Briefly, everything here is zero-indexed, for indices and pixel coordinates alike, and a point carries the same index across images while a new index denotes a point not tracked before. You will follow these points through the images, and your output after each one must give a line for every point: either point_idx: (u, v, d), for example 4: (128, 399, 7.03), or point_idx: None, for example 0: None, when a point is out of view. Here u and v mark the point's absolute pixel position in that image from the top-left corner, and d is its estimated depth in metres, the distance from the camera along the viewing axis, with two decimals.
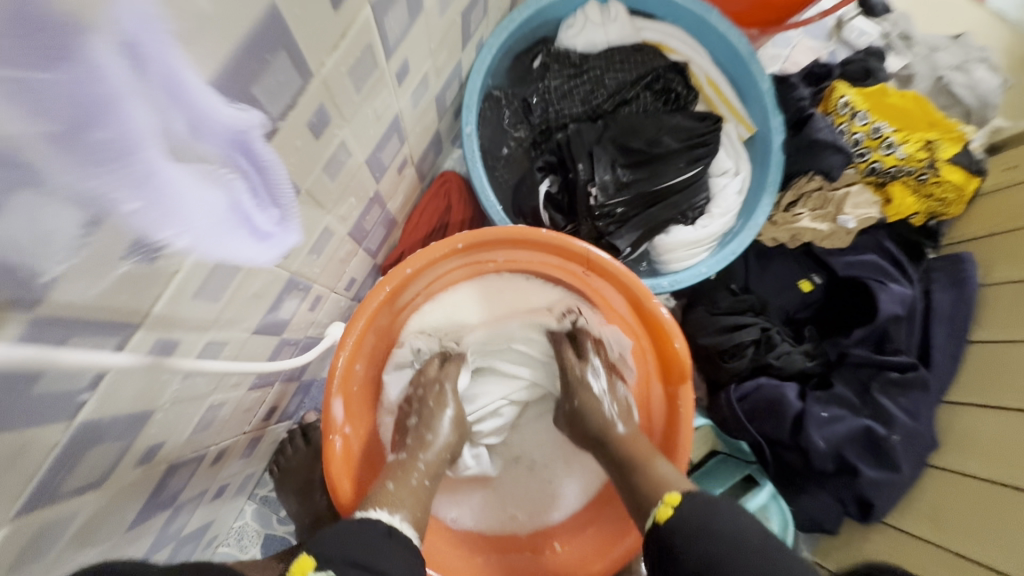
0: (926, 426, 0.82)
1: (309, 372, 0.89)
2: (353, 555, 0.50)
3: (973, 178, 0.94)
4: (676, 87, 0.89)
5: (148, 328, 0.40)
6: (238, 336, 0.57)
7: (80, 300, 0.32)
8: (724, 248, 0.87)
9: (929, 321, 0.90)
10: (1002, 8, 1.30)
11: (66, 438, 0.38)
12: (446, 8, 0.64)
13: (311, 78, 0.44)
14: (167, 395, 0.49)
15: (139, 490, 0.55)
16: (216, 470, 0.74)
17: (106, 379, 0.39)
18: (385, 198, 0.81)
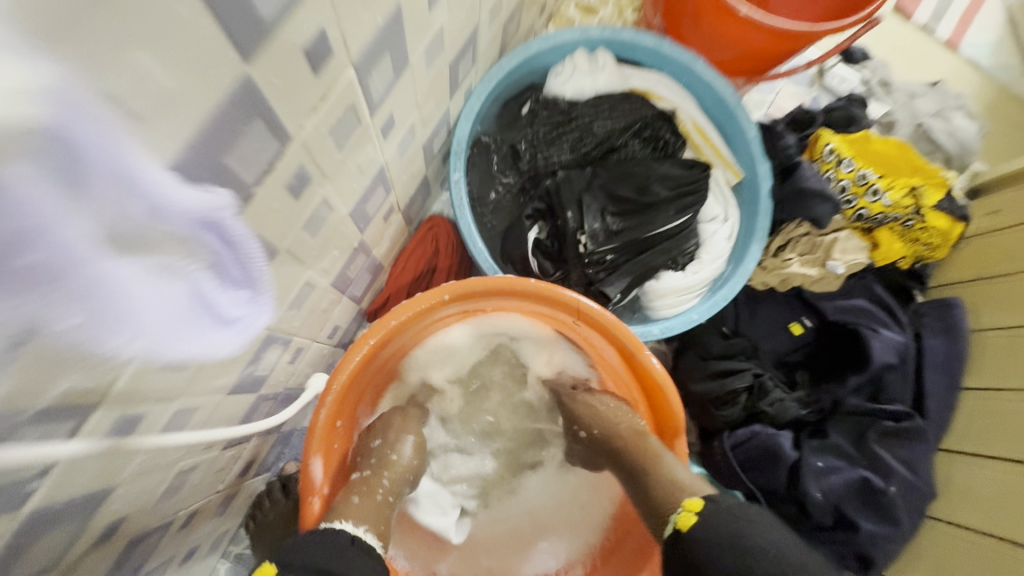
0: (925, 479, 0.80)
1: (290, 422, 0.86)
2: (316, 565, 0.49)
3: (958, 223, 0.96)
4: (664, 135, 0.90)
5: (105, 408, 0.37)
6: (211, 399, 0.54)
7: (29, 393, 0.30)
8: (715, 294, 0.86)
9: (925, 368, 0.88)
10: (974, 56, 1.35)
11: (8, 531, 0.35)
12: (432, 62, 0.64)
13: (289, 142, 0.42)
14: (127, 470, 0.45)
15: (97, 569, 0.51)
16: (186, 534, 0.70)
17: (57, 466, 0.36)
18: (371, 245, 0.79)
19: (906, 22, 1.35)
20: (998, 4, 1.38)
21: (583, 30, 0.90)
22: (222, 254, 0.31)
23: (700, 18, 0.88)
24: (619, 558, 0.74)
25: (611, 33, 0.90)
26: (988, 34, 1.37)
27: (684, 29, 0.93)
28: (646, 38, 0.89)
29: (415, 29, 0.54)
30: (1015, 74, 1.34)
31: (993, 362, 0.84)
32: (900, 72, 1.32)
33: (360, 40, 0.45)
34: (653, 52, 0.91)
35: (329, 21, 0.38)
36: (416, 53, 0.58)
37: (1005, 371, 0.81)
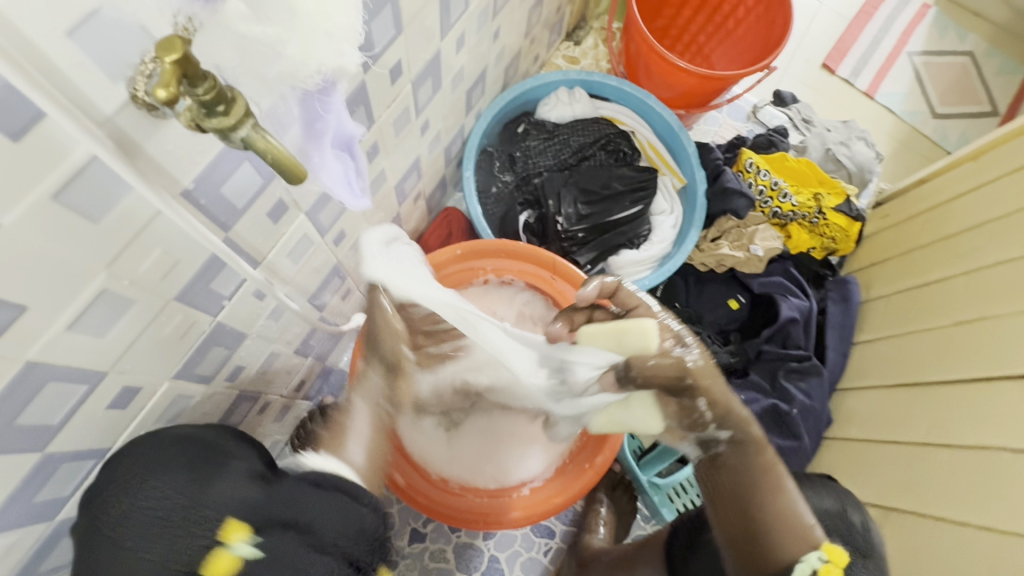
0: (819, 404, 1.06)
1: (332, 358, 1.09)
2: (277, 516, 0.58)
3: (855, 222, 1.22)
4: (623, 148, 1.20)
5: (263, 266, 0.64)
6: (299, 299, 0.80)
7: (244, 232, 0.56)
8: (662, 266, 1.13)
9: (825, 328, 1.15)
10: (888, 103, 1.67)
11: (208, 329, 0.61)
12: (456, 87, 0.94)
13: (373, 123, 0.71)
14: (256, 325, 0.70)
15: (220, 405, 0.75)
16: (259, 422, 0.93)
17: (238, 293, 0.61)
18: (403, 220, 1.07)
19: (831, 75, 1.69)
20: (905, 63, 1.72)
21: (564, 73, 1.21)
22: (355, 150, 0.48)
23: (650, 67, 1.20)
24: (583, 453, 0.95)
25: (585, 76, 1.22)
26: (899, 86, 1.70)
27: (640, 76, 1.25)
28: (610, 80, 1.21)
29: (447, 63, 0.84)
30: (921, 117, 1.66)
31: (878, 322, 1.12)
32: (826, 113, 1.64)
33: (416, 66, 0.74)
34: (616, 89, 1.22)
35: (403, 54, 0.68)
36: (446, 79, 0.87)
37: (883, 326, 1.09)
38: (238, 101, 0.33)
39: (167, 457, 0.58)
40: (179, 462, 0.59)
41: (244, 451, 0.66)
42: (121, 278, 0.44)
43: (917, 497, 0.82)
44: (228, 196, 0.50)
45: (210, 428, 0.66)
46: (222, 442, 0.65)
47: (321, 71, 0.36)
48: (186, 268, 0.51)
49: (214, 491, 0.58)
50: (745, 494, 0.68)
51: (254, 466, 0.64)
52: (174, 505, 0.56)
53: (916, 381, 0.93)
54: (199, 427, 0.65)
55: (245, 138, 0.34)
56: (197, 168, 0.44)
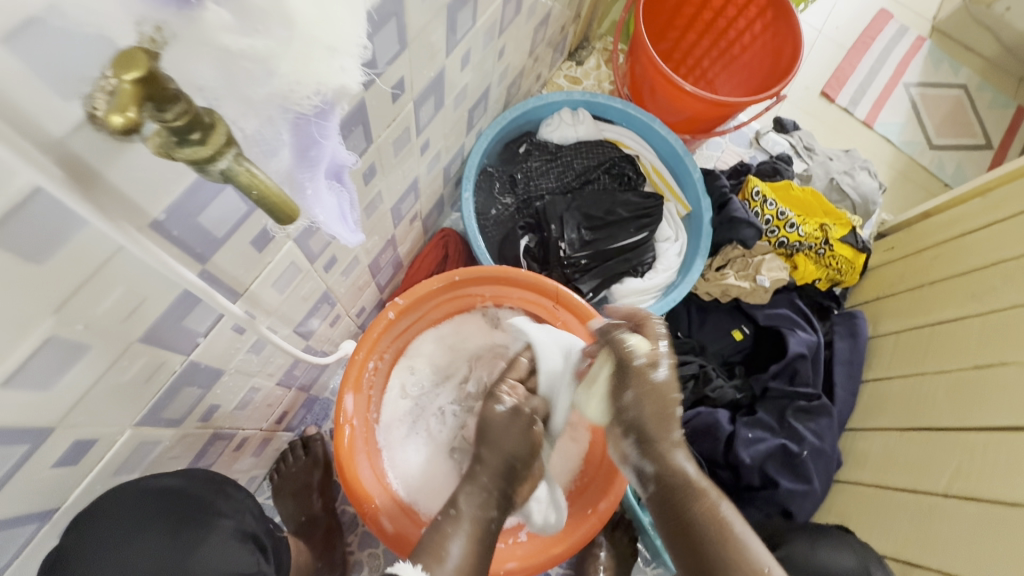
0: (830, 445, 1.01)
1: (318, 387, 1.02)
2: None
3: (860, 254, 1.21)
4: (628, 172, 1.16)
5: (244, 298, 0.58)
6: (283, 329, 0.73)
7: (225, 263, 0.50)
8: (666, 295, 1.08)
9: (833, 364, 1.11)
10: (887, 132, 1.67)
11: (179, 369, 0.54)
12: (458, 105, 0.89)
13: (371, 143, 0.65)
14: (234, 361, 0.64)
15: (191, 447, 0.67)
16: (234, 459, 0.86)
17: (215, 329, 0.55)
18: (398, 242, 1.01)
19: (831, 103, 1.68)
20: (903, 93, 1.73)
21: (568, 93, 1.18)
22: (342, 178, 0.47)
23: (656, 90, 1.16)
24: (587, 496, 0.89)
25: (589, 97, 1.18)
26: (897, 116, 1.70)
27: (646, 99, 1.22)
28: (615, 102, 1.17)
29: (451, 81, 0.80)
30: (919, 148, 1.66)
31: (886, 359, 1.08)
32: (826, 141, 1.63)
33: (419, 84, 0.69)
34: (620, 112, 1.19)
35: (406, 71, 0.63)
36: (448, 98, 0.83)
37: (893, 364, 1.06)
38: (218, 127, 0.27)
39: (152, 518, 0.57)
40: (167, 519, 0.58)
41: (235, 506, 0.66)
42: (74, 322, 0.38)
43: (944, 556, 0.77)
44: (206, 226, 0.44)
45: (203, 480, 0.64)
46: (211, 498, 0.63)
47: (319, 90, 0.30)
48: (153, 307, 0.44)
49: (201, 557, 0.60)
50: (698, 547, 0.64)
51: (244, 526, 0.66)
52: (160, 565, 0.57)
53: (932, 425, 0.90)
54: (190, 477, 0.62)
55: (224, 171, 0.28)
56: (168, 196, 0.38)
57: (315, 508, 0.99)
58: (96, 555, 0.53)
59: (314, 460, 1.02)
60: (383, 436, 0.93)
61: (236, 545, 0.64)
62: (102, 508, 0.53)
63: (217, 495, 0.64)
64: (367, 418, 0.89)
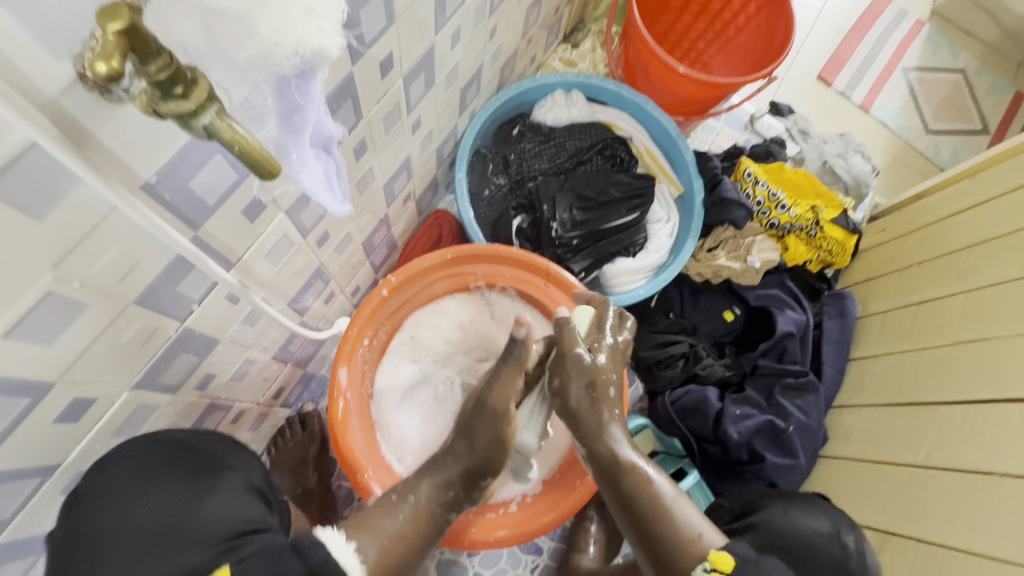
0: (816, 422, 1.03)
1: (314, 364, 1.04)
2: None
3: (850, 236, 1.21)
4: (620, 154, 1.17)
5: (237, 268, 0.59)
6: (278, 303, 0.75)
7: (217, 230, 0.52)
8: (657, 275, 1.10)
9: (821, 343, 1.13)
10: (883, 117, 1.67)
11: (174, 335, 0.56)
12: (449, 84, 0.90)
13: (361, 119, 0.66)
14: (228, 331, 0.65)
15: (188, 416, 0.70)
16: (232, 431, 0.88)
17: (209, 297, 0.57)
18: (392, 222, 1.02)
19: (827, 87, 1.68)
20: (900, 78, 1.72)
21: (561, 75, 1.18)
22: (330, 142, 0.49)
23: (649, 72, 1.17)
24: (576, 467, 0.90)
25: (582, 79, 1.19)
26: (894, 101, 1.70)
27: (639, 80, 1.23)
28: (608, 84, 1.18)
29: (442, 59, 0.80)
30: (914, 132, 1.66)
31: (873, 338, 1.10)
32: (821, 125, 1.63)
33: (409, 60, 0.70)
34: (614, 94, 1.20)
35: (395, 47, 0.64)
36: (439, 76, 0.84)
37: (879, 342, 1.07)
38: (200, 82, 0.29)
39: (163, 465, 0.59)
40: (179, 468, 0.60)
41: (243, 461, 0.67)
42: (71, 280, 0.39)
43: (920, 524, 0.79)
44: (197, 191, 0.46)
45: (209, 435, 0.66)
46: (218, 452, 0.65)
47: (299, 51, 0.32)
48: (147, 270, 0.46)
49: (212, 498, 0.59)
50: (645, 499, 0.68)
51: (253, 480, 0.66)
52: (168, 509, 0.57)
53: (913, 400, 0.92)
54: (199, 433, 0.65)
55: (207, 126, 0.30)
56: (159, 159, 0.40)
57: (310, 481, 1.02)
58: (110, 500, 0.56)
59: (311, 435, 1.04)
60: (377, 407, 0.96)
61: (245, 494, 0.63)
62: (118, 454, 0.57)
63: (223, 449, 0.66)
64: (362, 393, 0.92)
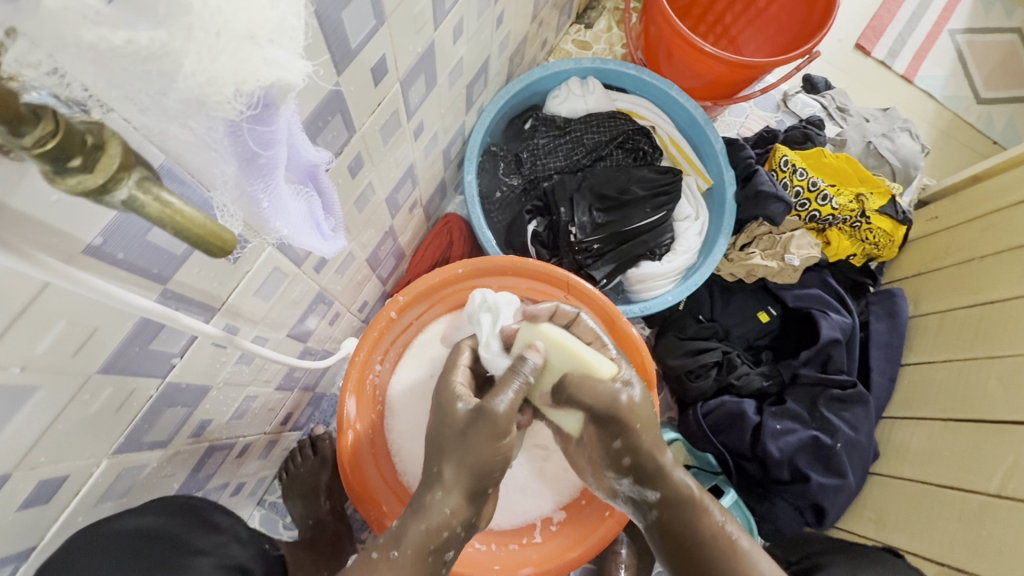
0: (866, 437, 0.95)
1: (323, 384, 0.98)
2: None
3: (899, 226, 1.10)
4: (643, 147, 1.08)
5: (221, 312, 0.53)
6: (274, 336, 0.69)
7: (192, 279, 0.45)
8: (686, 279, 1.01)
9: (869, 347, 1.04)
10: (929, 87, 1.52)
11: (156, 394, 0.50)
12: (453, 82, 0.81)
13: (354, 134, 0.59)
14: (221, 376, 0.59)
15: (185, 463, 0.65)
16: (238, 465, 0.83)
17: (191, 349, 0.50)
18: (398, 232, 0.95)
19: (867, 57, 1.53)
20: (948, 42, 1.57)
21: (576, 61, 1.08)
22: (317, 172, 0.42)
23: (673, 53, 1.06)
24: None
25: (599, 64, 1.09)
26: (941, 67, 1.54)
27: (662, 63, 1.12)
28: (628, 68, 1.08)
29: (443, 56, 0.72)
30: (965, 103, 1.51)
31: (929, 341, 1.00)
32: (860, 100, 1.50)
33: (405, 62, 0.61)
34: (634, 79, 1.10)
35: (388, 49, 0.55)
36: (442, 74, 0.75)
37: (937, 347, 0.98)
38: (108, 147, 0.23)
39: (133, 556, 0.55)
40: (141, 560, 0.56)
41: (215, 540, 0.64)
42: (9, 365, 0.34)
43: (996, 562, 0.71)
44: (160, 244, 0.39)
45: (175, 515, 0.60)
46: (187, 533, 0.61)
47: (243, 92, 0.25)
48: (107, 336, 0.40)
49: None
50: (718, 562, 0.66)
51: (225, 561, 0.63)
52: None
53: (981, 417, 0.83)
54: (164, 514, 0.60)
55: (126, 202, 0.24)
56: (101, 215, 0.34)
57: (323, 510, 0.98)
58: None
59: (322, 460, 1.00)
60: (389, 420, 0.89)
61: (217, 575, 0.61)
62: (76, 553, 0.51)
63: (196, 530, 0.63)
64: (373, 419, 0.86)
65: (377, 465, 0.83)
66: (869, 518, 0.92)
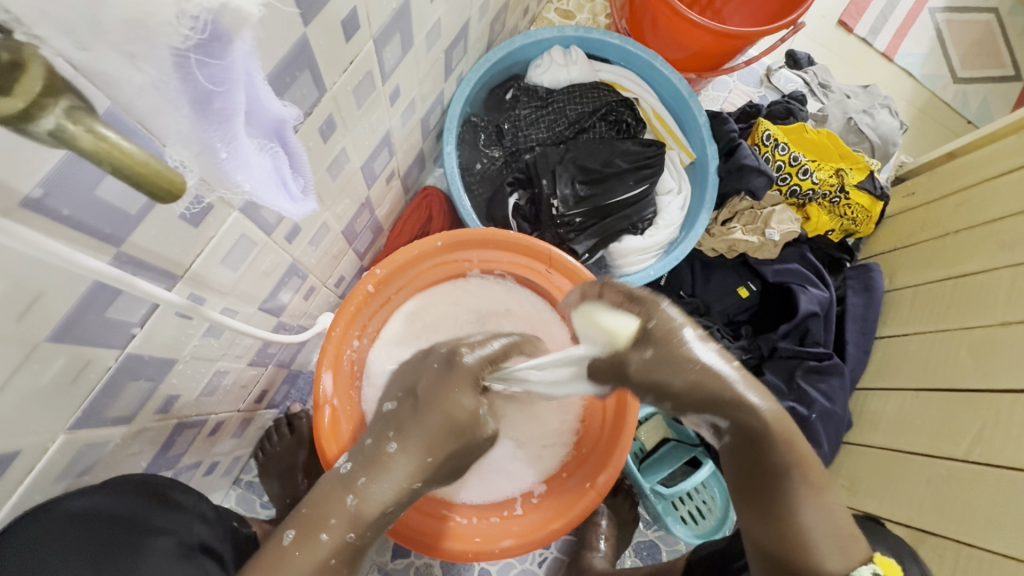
0: (841, 407, 0.97)
1: (299, 361, 0.95)
2: None
3: (877, 202, 1.11)
4: (626, 119, 1.06)
5: (185, 280, 0.50)
6: (245, 309, 0.66)
7: (150, 242, 0.42)
8: (668, 254, 1.00)
9: (844, 320, 1.06)
10: (908, 65, 1.53)
11: (115, 364, 0.47)
12: (431, 46, 0.78)
13: (324, 93, 0.56)
14: (188, 348, 0.57)
15: (152, 440, 0.63)
16: (210, 444, 0.81)
17: (153, 318, 0.48)
18: (375, 204, 0.92)
19: (848, 33, 1.53)
20: (928, 20, 1.57)
21: (559, 29, 1.05)
22: (285, 128, 0.39)
23: (658, 22, 1.04)
24: (585, 467, 0.85)
25: (583, 33, 1.06)
26: (920, 46, 1.55)
27: (646, 33, 1.09)
28: (611, 38, 1.05)
29: (420, 15, 0.68)
30: (942, 82, 1.52)
31: (903, 314, 1.03)
32: (841, 77, 1.50)
33: (378, 18, 0.58)
34: (617, 49, 1.07)
35: (359, 0, 0.52)
36: (419, 36, 0.72)
37: (910, 320, 1.00)
38: (29, 67, 0.22)
39: (76, 544, 0.50)
40: (84, 549, 0.51)
41: (181, 519, 0.60)
42: None
43: (962, 524, 0.74)
44: (112, 201, 0.36)
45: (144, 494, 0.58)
46: (145, 513, 0.57)
47: (187, 13, 0.23)
48: (55, 301, 0.37)
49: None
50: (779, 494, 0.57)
51: (187, 540, 0.59)
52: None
53: (950, 386, 0.85)
54: (115, 494, 0.55)
55: (54, 132, 0.23)
56: (41, 164, 0.31)
57: (301, 488, 0.97)
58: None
59: (299, 438, 0.98)
60: (369, 397, 0.87)
61: (179, 555, 0.57)
62: (6, 550, 0.47)
63: (155, 509, 0.59)
64: (351, 395, 0.84)
65: (356, 439, 0.81)
66: (843, 486, 0.95)
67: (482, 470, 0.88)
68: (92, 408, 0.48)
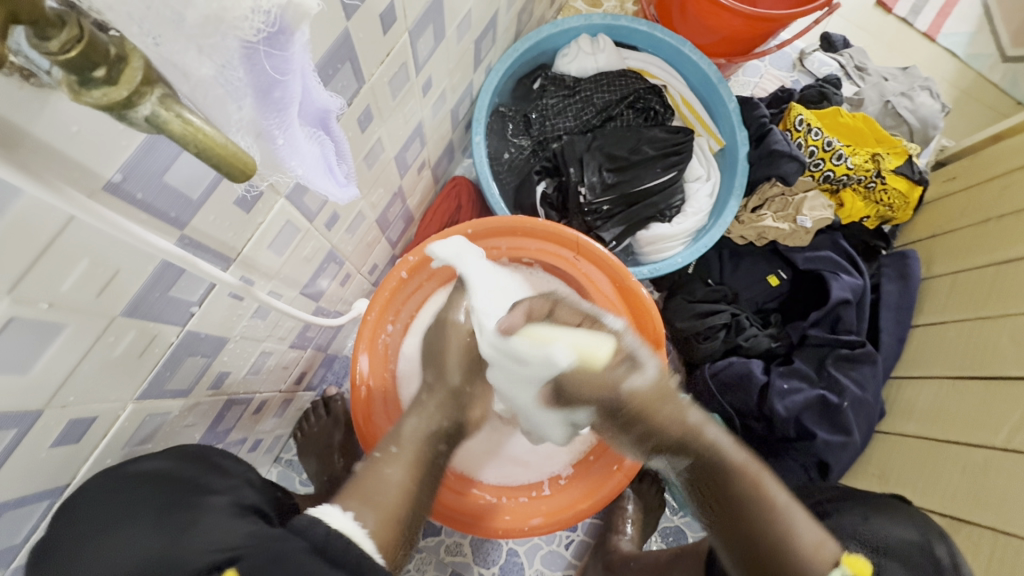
0: (873, 396, 0.96)
1: (336, 345, 1.00)
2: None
3: (915, 187, 1.07)
4: (654, 106, 1.05)
5: (237, 263, 0.53)
6: (288, 293, 0.70)
7: (208, 226, 0.46)
8: (696, 241, 1.00)
9: (879, 308, 1.04)
10: (950, 45, 1.47)
11: (176, 341, 0.51)
12: (461, 36, 0.79)
13: (363, 84, 0.58)
14: (238, 328, 0.60)
15: (206, 415, 0.67)
16: (255, 421, 0.86)
17: (209, 298, 0.51)
18: (407, 194, 0.95)
19: (887, 14, 1.48)
20: None
21: (587, 17, 1.06)
22: (331, 116, 0.41)
23: (687, 7, 1.03)
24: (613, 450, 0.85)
25: (611, 20, 1.06)
26: (965, 25, 1.49)
27: (674, 18, 1.08)
28: (639, 25, 1.05)
29: (451, 7, 0.70)
30: (987, 62, 1.46)
31: (941, 301, 1.00)
32: (879, 60, 1.45)
33: (414, 10, 0.60)
34: (646, 36, 1.07)
35: None
36: (450, 26, 0.73)
37: (949, 306, 0.98)
38: (131, 60, 0.25)
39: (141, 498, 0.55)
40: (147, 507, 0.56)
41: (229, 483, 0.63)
42: (38, 301, 0.35)
43: (999, 512, 0.72)
44: (178, 187, 0.40)
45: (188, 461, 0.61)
46: (202, 477, 0.60)
47: (260, 9, 0.25)
48: (130, 278, 0.41)
49: None
50: (740, 506, 0.63)
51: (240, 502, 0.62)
52: (146, 554, 0.51)
53: (990, 373, 0.83)
54: (175, 458, 0.60)
55: (149, 118, 0.26)
56: (120, 150, 0.34)
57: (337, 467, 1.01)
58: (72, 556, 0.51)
59: (334, 420, 1.03)
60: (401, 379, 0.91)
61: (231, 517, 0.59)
62: (88, 498, 0.52)
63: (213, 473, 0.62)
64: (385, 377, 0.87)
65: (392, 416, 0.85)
66: (874, 475, 0.94)
67: (500, 453, 0.90)
68: (156, 381, 0.52)
